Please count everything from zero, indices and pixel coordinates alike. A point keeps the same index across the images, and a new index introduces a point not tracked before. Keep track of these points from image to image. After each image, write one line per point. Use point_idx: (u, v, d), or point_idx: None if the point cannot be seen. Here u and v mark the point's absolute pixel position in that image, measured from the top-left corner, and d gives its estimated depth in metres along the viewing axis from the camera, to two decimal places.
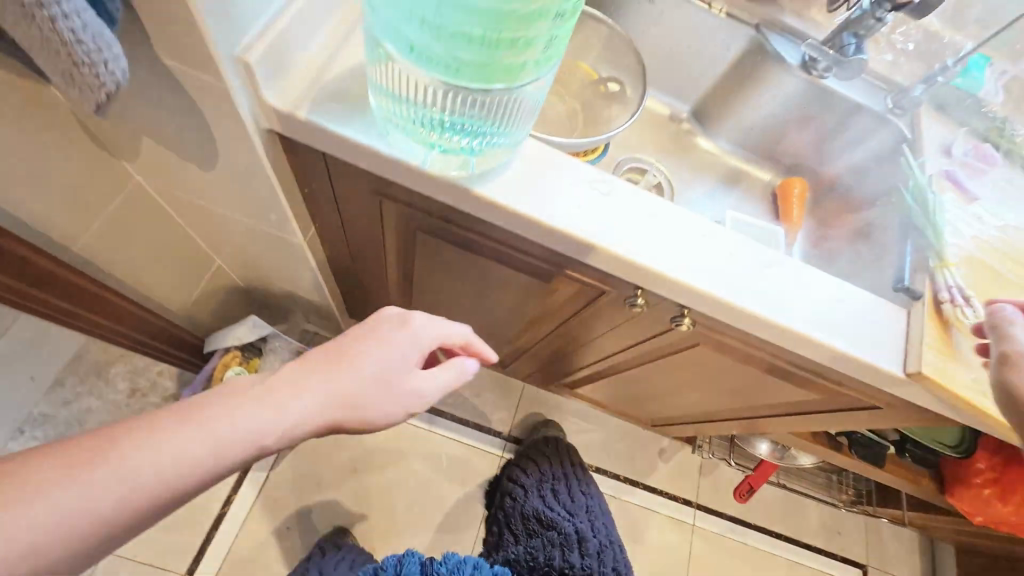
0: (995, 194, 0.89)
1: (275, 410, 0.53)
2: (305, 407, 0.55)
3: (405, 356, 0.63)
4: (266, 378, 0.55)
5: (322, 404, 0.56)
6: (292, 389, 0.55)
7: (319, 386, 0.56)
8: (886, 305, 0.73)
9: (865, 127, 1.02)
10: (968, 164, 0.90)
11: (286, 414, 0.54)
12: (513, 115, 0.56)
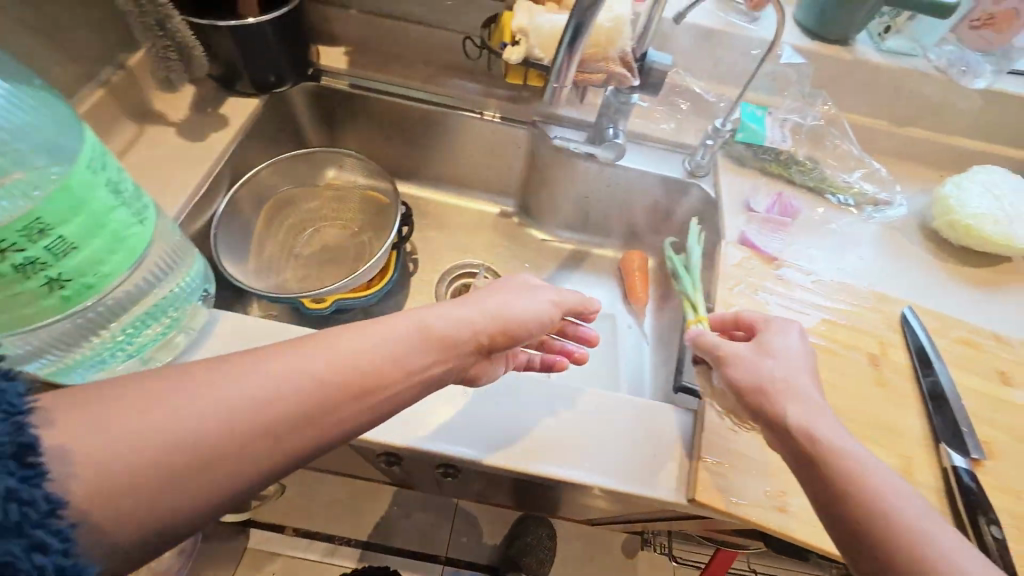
0: (798, 248, 0.83)
1: (350, 357, 0.42)
2: (408, 351, 0.45)
3: (540, 297, 0.59)
4: (363, 328, 0.44)
5: (416, 351, 0.46)
6: (375, 329, 0.45)
7: (433, 322, 0.48)
8: (661, 414, 0.65)
9: (676, 196, 0.95)
10: (766, 221, 0.84)
11: (396, 359, 0.45)
12: (154, 285, 0.56)
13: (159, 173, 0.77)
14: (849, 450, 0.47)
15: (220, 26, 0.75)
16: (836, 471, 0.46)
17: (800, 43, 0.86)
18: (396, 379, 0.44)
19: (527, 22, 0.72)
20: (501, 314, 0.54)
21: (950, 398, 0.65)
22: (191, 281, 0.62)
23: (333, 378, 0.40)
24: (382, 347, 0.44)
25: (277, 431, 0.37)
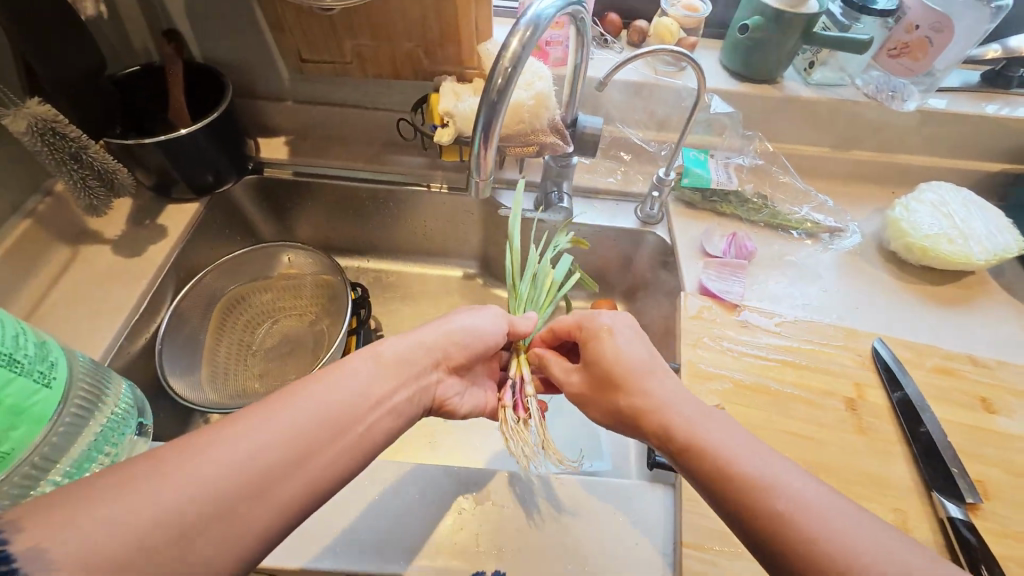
0: (758, 289, 0.82)
1: (336, 392, 0.47)
2: (365, 380, 0.49)
3: (493, 314, 0.65)
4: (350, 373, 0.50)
5: (377, 379, 0.50)
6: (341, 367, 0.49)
7: (389, 361, 0.53)
8: (640, 490, 0.62)
9: (633, 245, 0.93)
10: (723, 265, 0.83)
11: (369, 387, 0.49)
12: (74, 398, 0.50)
13: (96, 295, 0.74)
14: (724, 438, 0.46)
15: (149, 142, 0.74)
16: (762, 505, 0.42)
17: (730, 87, 0.87)
18: (369, 408, 0.48)
19: (454, 105, 0.72)
20: (456, 336, 0.60)
21: (922, 413, 0.65)
22: (108, 379, 0.56)
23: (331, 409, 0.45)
24: (330, 400, 0.46)
25: (213, 518, 0.37)
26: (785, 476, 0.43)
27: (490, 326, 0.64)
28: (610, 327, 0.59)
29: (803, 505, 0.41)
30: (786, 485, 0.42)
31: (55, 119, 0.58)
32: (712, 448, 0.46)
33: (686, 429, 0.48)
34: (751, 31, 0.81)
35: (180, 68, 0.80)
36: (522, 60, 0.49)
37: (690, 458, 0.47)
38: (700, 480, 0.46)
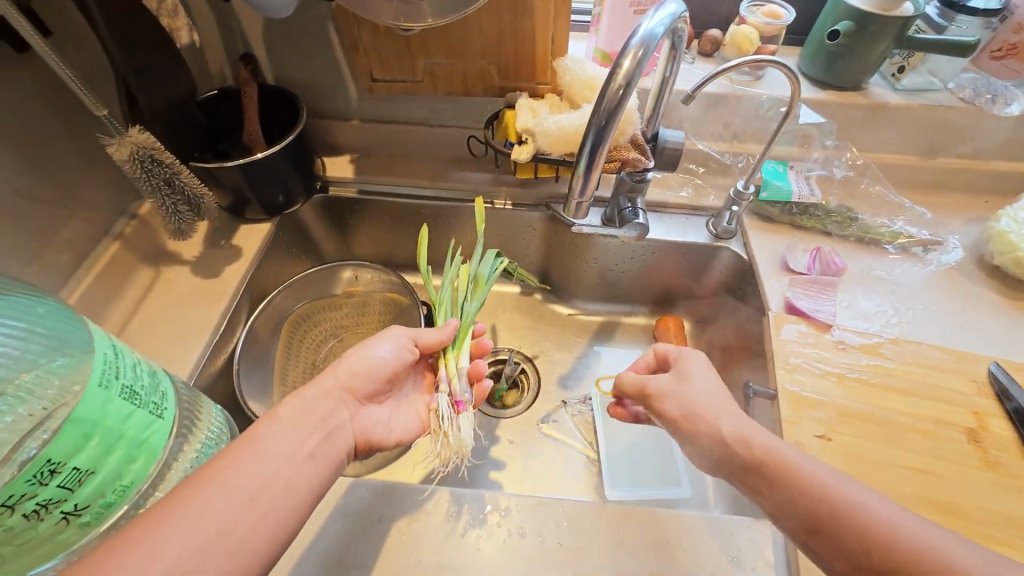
0: (852, 309, 0.77)
1: (268, 449, 0.46)
2: (277, 449, 0.47)
3: (394, 344, 0.61)
4: (269, 438, 0.47)
5: (295, 435, 0.49)
6: (248, 442, 0.47)
7: (297, 425, 0.49)
8: (745, 523, 0.58)
9: (707, 261, 0.89)
10: (811, 282, 0.78)
11: (298, 444, 0.48)
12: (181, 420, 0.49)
13: (177, 314, 0.75)
14: (867, 502, 0.44)
15: (229, 164, 0.75)
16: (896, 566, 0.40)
17: (813, 95, 0.84)
18: (297, 468, 0.47)
19: (533, 123, 0.71)
20: (359, 369, 0.57)
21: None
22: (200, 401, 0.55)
23: (260, 468, 0.45)
24: (273, 470, 0.45)
25: None
26: (944, 548, 0.41)
27: (394, 353, 0.61)
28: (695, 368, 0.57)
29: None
30: (948, 559, 0.40)
31: (154, 146, 0.59)
32: (858, 514, 0.43)
33: (827, 494, 0.44)
34: (841, 36, 0.78)
35: (256, 91, 0.81)
36: (634, 80, 0.49)
37: (839, 534, 0.43)
38: (846, 555, 0.42)
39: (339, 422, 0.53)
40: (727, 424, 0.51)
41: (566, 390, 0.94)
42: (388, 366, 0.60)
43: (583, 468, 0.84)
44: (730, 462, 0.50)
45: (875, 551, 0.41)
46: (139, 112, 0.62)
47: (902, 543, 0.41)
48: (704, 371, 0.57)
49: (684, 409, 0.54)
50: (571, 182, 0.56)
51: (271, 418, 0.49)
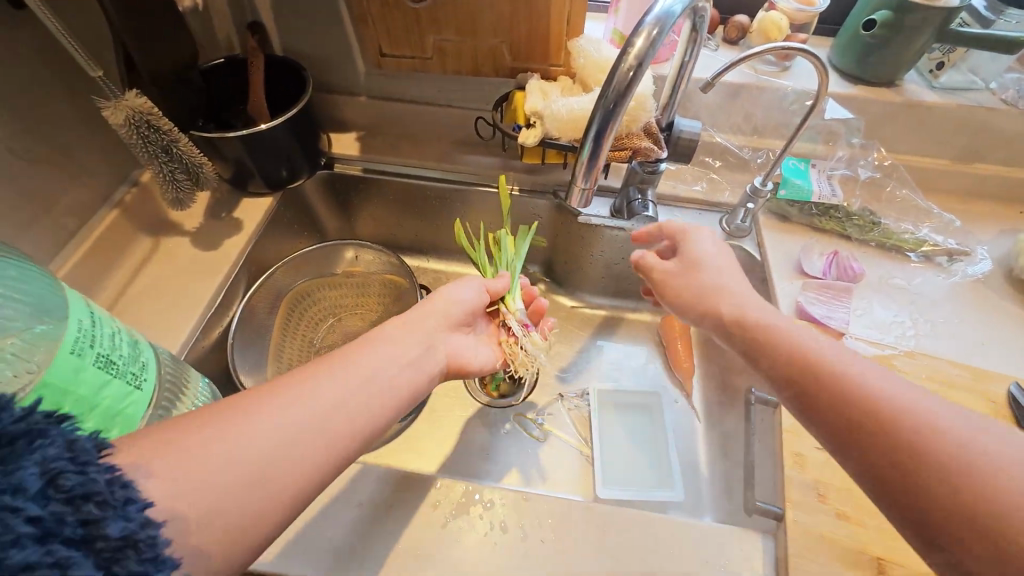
0: (867, 318, 0.73)
1: (377, 354, 0.49)
2: (386, 358, 0.49)
3: (477, 286, 0.65)
4: (383, 347, 0.50)
5: (404, 351, 0.51)
6: (362, 354, 0.48)
7: (396, 340, 0.51)
8: (739, 535, 0.56)
9: None
10: (824, 287, 0.75)
11: (398, 365, 0.49)
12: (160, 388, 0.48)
13: (174, 286, 0.75)
14: (868, 376, 0.41)
15: (231, 135, 0.74)
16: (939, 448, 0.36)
17: (842, 89, 0.79)
18: (388, 394, 0.47)
19: (542, 105, 0.68)
20: (448, 297, 0.61)
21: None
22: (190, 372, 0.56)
23: (371, 368, 0.47)
24: (371, 383, 0.46)
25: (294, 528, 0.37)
26: (946, 422, 0.37)
27: (475, 292, 0.64)
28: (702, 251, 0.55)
29: (966, 455, 0.35)
30: (944, 429, 0.37)
31: (151, 111, 0.58)
32: (857, 387, 0.40)
33: (830, 365, 0.42)
34: (877, 27, 0.73)
35: (263, 62, 0.79)
36: (646, 61, 0.46)
37: (825, 406, 0.41)
38: (835, 426, 0.41)
39: (437, 340, 0.56)
40: (727, 304, 0.51)
41: (562, 385, 0.92)
42: (472, 299, 0.64)
43: (576, 465, 0.83)
44: (740, 344, 0.49)
45: (866, 413, 0.39)
46: (137, 75, 0.60)
47: (892, 412, 0.38)
48: (716, 248, 0.56)
49: (691, 293, 0.54)
50: (574, 169, 0.53)
51: (377, 332, 0.52)
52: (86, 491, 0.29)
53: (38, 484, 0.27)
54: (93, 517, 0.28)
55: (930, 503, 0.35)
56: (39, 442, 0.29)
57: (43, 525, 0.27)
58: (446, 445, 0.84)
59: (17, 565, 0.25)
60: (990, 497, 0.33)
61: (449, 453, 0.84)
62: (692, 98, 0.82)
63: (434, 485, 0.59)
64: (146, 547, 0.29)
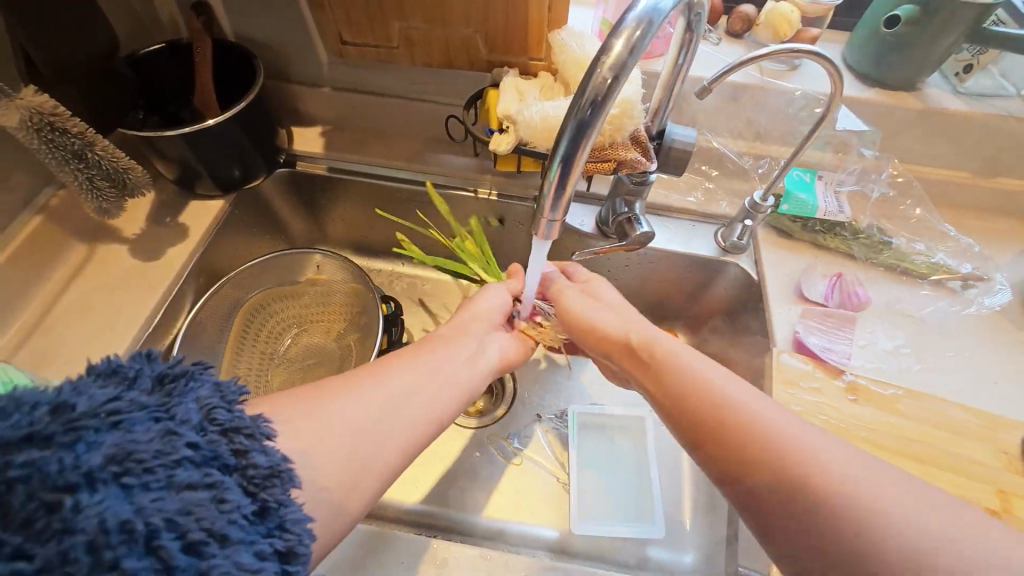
0: (871, 350, 0.67)
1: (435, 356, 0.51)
2: (443, 359, 0.51)
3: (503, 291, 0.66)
4: (434, 352, 0.52)
5: (457, 353, 0.53)
6: (401, 363, 0.48)
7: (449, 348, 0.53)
8: None
9: (708, 279, 0.78)
10: (826, 315, 0.68)
11: (453, 367, 0.51)
12: None
13: (108, 301, 0.68)
14: (749, 403, 0.43)
15: (171, 133, 0.65)
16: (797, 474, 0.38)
17: (856, 93, 0.71)
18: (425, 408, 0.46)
19: (516, 109, 0.61)
20: (488, 307, 0.63)
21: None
22: None
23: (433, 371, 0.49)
24: (419, 389, 0.47)
25: None
26: (806, 441, 0.40)
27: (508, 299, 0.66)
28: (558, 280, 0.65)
29: (836, 481, 0.37)
30: (825, 463, 0.38)
31: (54, 111, 0.50)
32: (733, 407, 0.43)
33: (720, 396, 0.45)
34: (901, 23, 0.64)
35: (210, 48, 0.69)
36: (627, 69, 0.37)
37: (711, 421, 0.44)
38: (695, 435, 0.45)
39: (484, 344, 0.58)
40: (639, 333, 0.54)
41: (541, 405, 0.86)
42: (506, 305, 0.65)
43: (551, 495, 0.77)
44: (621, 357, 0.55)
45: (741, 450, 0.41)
46: (38, 71, 0.54)
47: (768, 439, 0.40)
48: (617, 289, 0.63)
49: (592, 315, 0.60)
50: (541, 194, 0.43)
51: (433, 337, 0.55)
52: (234, 425, 0.33)
53: (196, 418, 0.32)
54: (241, 448, 0.32)
55: (760, 487, 0.39)
56: (193, 386, 0.33)
57: (201, 450, 0.30)
58: (412, 471, 0.79)
59: (183, 481, 0.29)
60: (810, 487, 0.37)
61: (415, 480, 0.78)
62: (688, 99, 0.74)
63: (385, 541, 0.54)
64: (282, 478, 0.33)
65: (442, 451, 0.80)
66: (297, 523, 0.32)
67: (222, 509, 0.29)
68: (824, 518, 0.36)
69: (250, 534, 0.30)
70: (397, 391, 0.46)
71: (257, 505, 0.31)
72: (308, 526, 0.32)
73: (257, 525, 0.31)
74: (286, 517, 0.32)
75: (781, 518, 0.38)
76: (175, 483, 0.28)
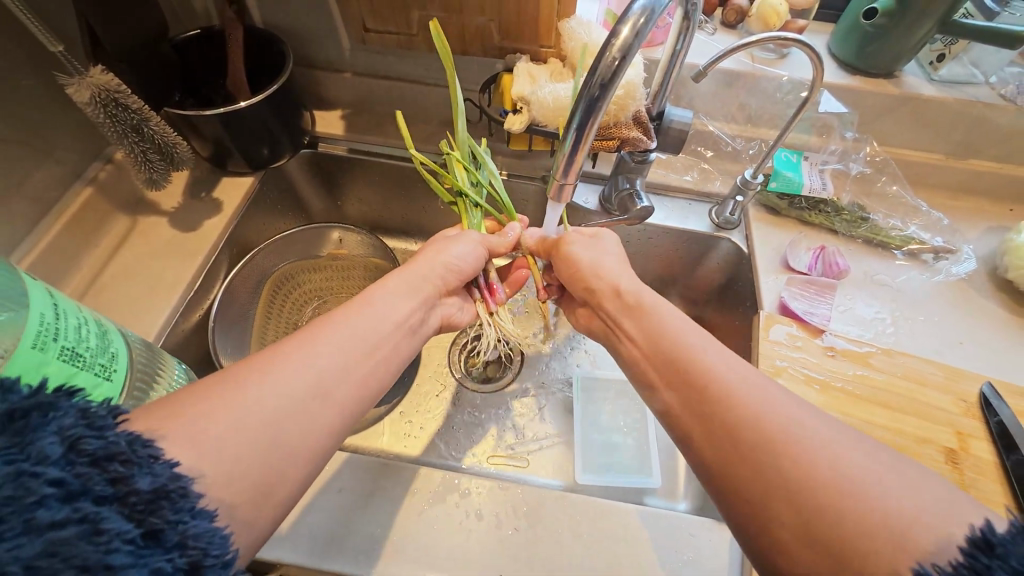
0: (849, 315, 0.73)
1: (382, 309, 0.54)
2: (391, 305, 0.55)
3: (471, 244, 0.69)
4: (384, 302, 0.55)
5: (403, 305, 0.56)
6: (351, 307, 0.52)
7: (389, 300, 0.56)
8: (711, 523, 0.59)
9: (703, 253, 0.84)
10: (809, 283, 0.75)
11: (393, 316, 0.54)
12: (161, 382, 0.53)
13: (151, 269, 0.74)
14: (744, 372, 0.44)
15: (208, 113, 0.70)
16: (797, 439, 0.38)
17: (837, 79, 0.78)
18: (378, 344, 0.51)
19: (529, 91, 0.67)
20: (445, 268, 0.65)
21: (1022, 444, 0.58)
22: (169, 360, 0.58)
23: (375, 316, 0.52)
24: (358, 333, 0.50)
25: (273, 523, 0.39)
26: (787, 413, 0.40)
27: (470, 256, 0.69)
28: (604, 246, 0.64)
29: (853, 475, 0.35)
30: (851, 467, 0.36)
31: (118, 89, 0.58)
32: (722, 378, 0.44)
33: (708, 364, 0.45)
34: (879, 15, 0.71)
35: (241, 34, 0.74)
36: (632, 52, 0.43)
37: (700, 391, 0.44)
38: (678, 394, 0.46)
39: (432, 302, 0.62)
40: (622, 283, 0.59)
41: (545, 372, 0.92)
42: (469, 264, 0.68)
43: (557, 452, 0.83)
44: (613, 307, 0.58)
45: (723, 412, 0.42)
46: (102, 50, 0.62)
47: (758, 407, 0.41)
48: (612, 247, 0.65)
49: (593, 266, 0.62)
50: (556, 160, 0.50)
51: (380, 289, 0.57)
52: (108, 453, 0.29)
53: (58, 451, 0.28)
54: (120, 476, 0.29)
55: (757, 459, 0.38)
56: (52, 416, 0.29)
57: (67, 486, 0.27)
58: (428, 427, 0.84)
59: (46, 522, 0.26)
60: (795, 455, 0.37)
61: (429, 435, 0.83)
62: (685, 85, 0.81)
63: (410, 474, 0.61)
64: (173, 498, 0.31)
65: (455, 408, 0.87)
66: (199, 536, 0.31)
67: (98, 543, 0.27)
68: (830, 507, 0.35)
69: (142, 558, 0.29)
70: (333, 332, 0.48)
71: (146, 529, 0.29)
72: (215, 535, 0.32)
73: (150, 548, 0.29)
74: (186, 534, 0.31)
75: (752, 476, 0.38)
76: (36, 527, 0.26)
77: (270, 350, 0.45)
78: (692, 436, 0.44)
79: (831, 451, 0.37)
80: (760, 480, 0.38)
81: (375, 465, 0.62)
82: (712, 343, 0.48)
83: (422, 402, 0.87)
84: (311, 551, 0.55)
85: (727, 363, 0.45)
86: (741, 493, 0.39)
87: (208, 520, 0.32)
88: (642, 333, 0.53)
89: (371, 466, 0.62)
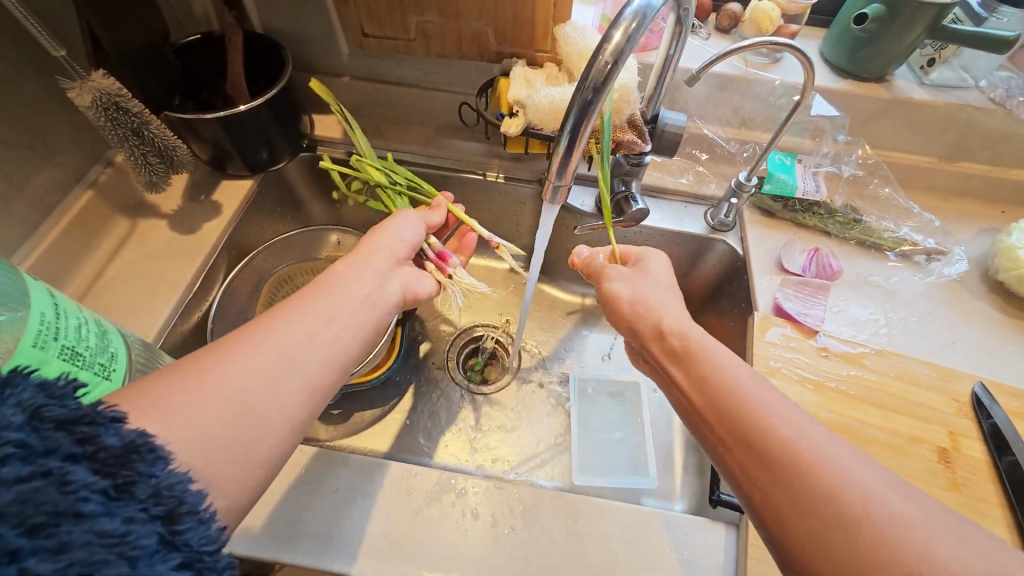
0: (843, 316, 0.74)
1: (341, 286, 0.53)
2: (354, 285, 0.54)
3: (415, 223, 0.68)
4: (343, 281, 0.54)
5: (359, 280, 0.55)
6: (337, 291, 0.52)
7: (354, 279, 0.55)
8: (705, 522, 0.59)
9: (699, 254, 0.85)
10: (803, 284, 0.75)
11: (370, 301, 0.54)
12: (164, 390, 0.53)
13: (150, 270, 0.74)
14: (813, 430, 0.41)
15: (209, 117, 0.71)
16: (879, 513, 0.35)
17: (829, 83, 0.79)
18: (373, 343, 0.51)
19: (525, 94, 0.68)
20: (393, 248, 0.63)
21: (1015, 444, 0.59)
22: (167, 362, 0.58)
23: (354, 299, 0.52)
24: (345, 318, 0.50)
25: None
26: (866, 480, 0.37)
27: (416, 233, 0.68)
28: (655, 269, 0.61)
29: (947, 561, 0.33)
30: (942, 552, 0.33)
31: (119, 93, 0.59)
32: (792, 438, 0.40)
33: (772, 419, 0.42)
34: (868, 21, 0.72)
35: (241, 38, 0.76)
36: (625, 56, 0.44)
37: (766, 450, 0.41)
38: (741, 451, 0.42)
39: (389, 273, 0.60)
40: (671, 319, 0.54)
41: (542, 373, 0.92)
42: (416, 237, 0.67)
43: (554, 452, 0.83)
44: (658, 348, 0.54)
45: (796, 478, 0.38)
46: (104, 54, 0.63)
47: (834, 473, 0.38)
48: (659, 271, 0.61)
49: (639, 296, 0.58)
50: (551, 162, 0.51)
51: (337, 270, 0.55)
52: (72, 416, 0.29)
53: (20, 420, 0.28)
54: (86, 435, 0.29)
55: (834, 533, 0.36)
56: (10, 390, 0.28)
57: (31, 446, 0.27)
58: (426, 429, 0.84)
59: (10, 477, 0.26)
60: (877, 531, 0.34)
61: (427, 436, 0.84)
62: (679, 89, 0.82)
63: (408, 473, 0.61)
64: (144, 452, 0.31)
65: (453, 410, 0.87)
66: (174, 486, 0.32)
67: (66, 492, 0.27)
68: None
69: (114, 507, 0.29)
70: (317, 317, 0.48)
71: (118, 481, 0.30)
72: (189, 484, 0.32)
73: (123, 499, 0.29)
74: (159, 484, 0.31)
75: (830, 552, 0.35)
76: (0, 481, 0.26)
77: (254, 325, 0.45)
78: (758, 497, 0.40)
79: (918, 528, 0.34)
80: (842, 561, 0.35)
81: (372, 464, 0.62)
82: (773, 392, 0.45)
83: (420, 403, 0.87)
84: (308, 552, 0.55)
85: (796, 420, 0.42)
86: (816, 567, 0.36)
87: (181, 472, 0.33)
88: (694, 380, 0.48)
89: (368, 466, 0.62)
